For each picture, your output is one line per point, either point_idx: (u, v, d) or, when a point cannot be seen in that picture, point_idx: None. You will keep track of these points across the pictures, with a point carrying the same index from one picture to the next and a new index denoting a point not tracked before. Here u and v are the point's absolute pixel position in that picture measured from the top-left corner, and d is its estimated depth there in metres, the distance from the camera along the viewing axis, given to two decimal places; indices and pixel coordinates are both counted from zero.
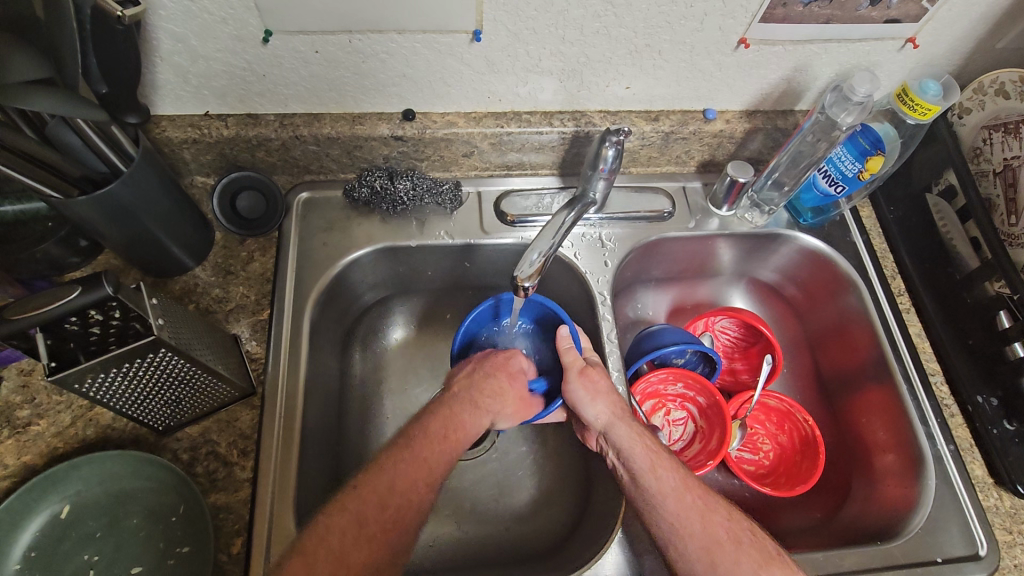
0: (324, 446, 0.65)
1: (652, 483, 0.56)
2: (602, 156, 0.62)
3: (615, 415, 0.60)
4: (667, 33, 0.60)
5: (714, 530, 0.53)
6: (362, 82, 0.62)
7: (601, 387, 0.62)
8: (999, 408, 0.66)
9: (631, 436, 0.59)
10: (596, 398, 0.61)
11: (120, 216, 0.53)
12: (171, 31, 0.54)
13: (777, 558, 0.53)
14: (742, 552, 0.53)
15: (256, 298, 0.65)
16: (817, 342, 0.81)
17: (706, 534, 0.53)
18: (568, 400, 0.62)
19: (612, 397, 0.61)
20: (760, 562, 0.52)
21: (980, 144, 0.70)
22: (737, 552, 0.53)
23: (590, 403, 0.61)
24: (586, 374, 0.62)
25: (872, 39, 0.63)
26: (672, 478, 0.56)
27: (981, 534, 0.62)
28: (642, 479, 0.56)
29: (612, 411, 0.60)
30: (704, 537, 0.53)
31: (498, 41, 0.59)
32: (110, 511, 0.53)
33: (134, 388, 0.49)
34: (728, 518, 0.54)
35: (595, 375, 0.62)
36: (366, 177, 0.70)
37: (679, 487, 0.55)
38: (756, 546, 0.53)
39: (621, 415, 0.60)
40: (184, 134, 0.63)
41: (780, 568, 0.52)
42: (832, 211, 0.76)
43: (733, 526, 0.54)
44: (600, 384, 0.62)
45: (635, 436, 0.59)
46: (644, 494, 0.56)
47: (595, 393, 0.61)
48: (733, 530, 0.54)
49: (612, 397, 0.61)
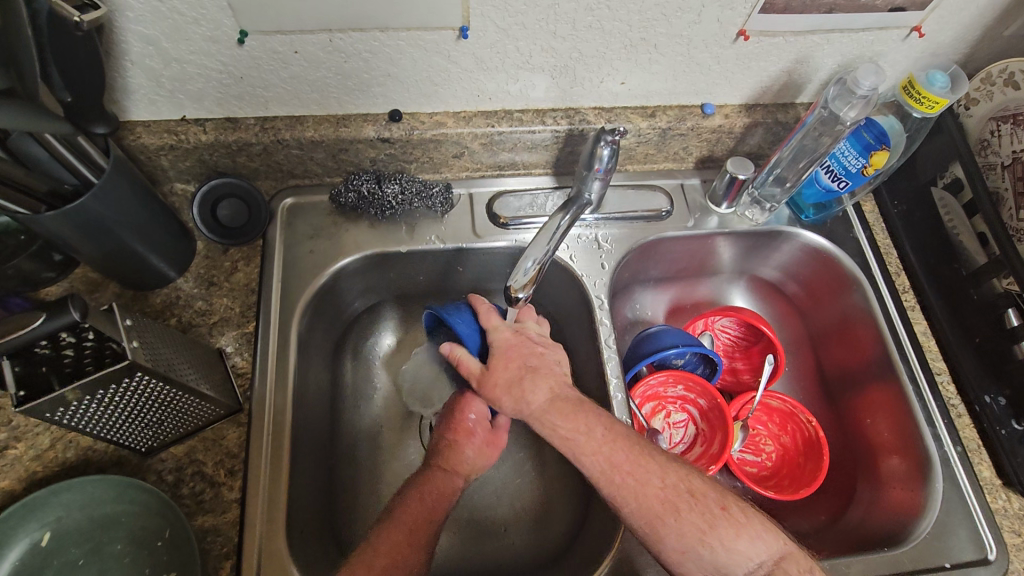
0: (316, 462, 0.63)
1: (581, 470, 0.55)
2: (598, 155, 0.60)
3: (525, 408, 0.58)
4: (663, 26, 0.57)
5: (651, 505, 0.51)
6: (345, 83, 0.60)
7: (506, 379, 0.60)
8: (1008, 408, 0.64)
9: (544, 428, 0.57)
10: (504, 393, 0.59)
11: (95, 232, 0.51)
12: (141, 33, 0.51)
13: (722, 515, 0.51)
14: (683, 523, 0.51)
15: (242, 310, 0.63)
16: (820, 340, 0.79)
17: (642, 509, 0.52)
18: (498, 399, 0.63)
19: (513, 393, 0.59)
20: (703, 527, 0.50)
21: (988, 136, 0.67)
22: (678, 523, 0.51)
23: (502, 398, 0.59)
24: (485, 381, 0.60)
25: (876, 28, 0.61)
26: (598, 462, 0.54)
27: (990, 537, 0.61)
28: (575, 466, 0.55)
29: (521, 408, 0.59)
30: (643, 512, 0.52)
31: (486, 38, 0.56)
32: (92, 538, 0.50)
33: (112, 413, 0.47)
34: (660, 487, 0.52)
35: (496, 369, 0.60)
36: (353, 182, 0.67)
37: (606, 469, 0.54)
38: (695, 511, 0.51)
39: (534, 409, 0.58)
40: (161, 140, 0.60)
41: (724, 526, 0.50)
42: (834, 207, 0.74)
43: (669, 497, 0.52)
44: (502, 377, 0.59)
45: (548, 429, 0.57)
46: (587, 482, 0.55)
47: (501, 385, 0.59)
48: (669, 498, 0.52)
49: (515, 392, 0.59)
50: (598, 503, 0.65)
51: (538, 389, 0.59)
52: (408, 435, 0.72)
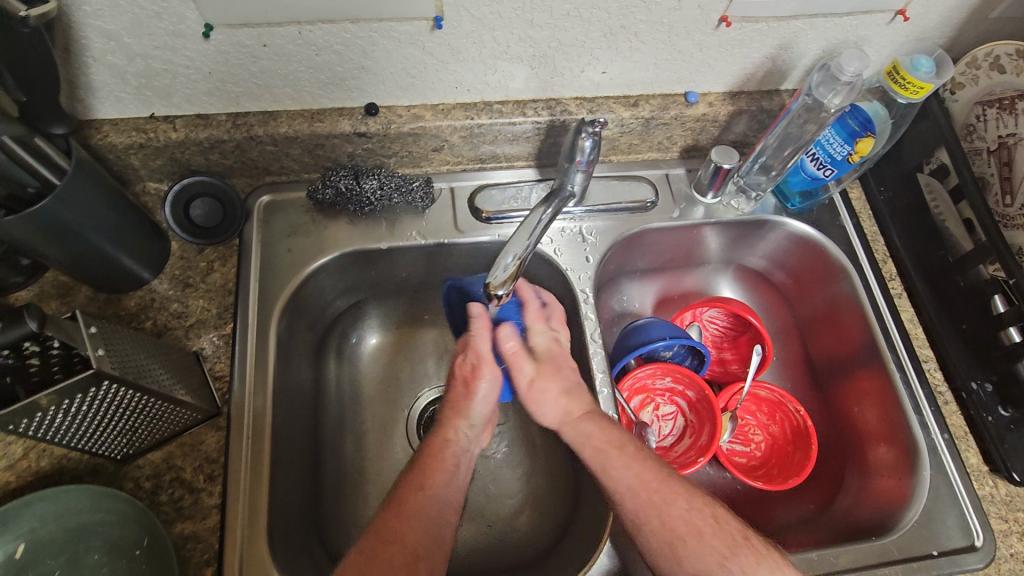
0: (300, 462, 0.62)
1: (608, 483, 0.56)
2: (579, 147, 0.58)
3: (565, 418, 0.61)
4: (642, 13, 0.56)
5: (674, 525, 0.52)
6: (319, 77, 0.58)
7: (553, 390, 0.62)
8: (994, 394, 0.64)
9: (580, 436, 0.58)
10: (548, 404, 0.62)
11: (60, 235, 0.49)
12: (101, 27, 0.49)
13: (745, 543, 0.51)
14: (704, 545, 0.51)
15: (219, 311, 0.61)
16: (808, 328, 0.79)
17: (665, 528, 0.52)
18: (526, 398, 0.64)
19: (559, 403, 0.61)
20: (724, 553, 0.51)
21: (973, 121, 0.67)
22: (699, 544, 0.51)
23: (545, 407, 0.62)
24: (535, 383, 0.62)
25: (861, 12, 0.60)
26: (627, 477, 0.55)
27: (977, 524, 0.61)
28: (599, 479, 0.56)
29: (561, 415, 0.61)
30: (665, 531, 0.52)
31: (462, 28, 0.55)
32: (69, 548, 0.49)
33: (80, 423, 0.46)
34: (686, 508, 0.53)
35: (547, 375, 0.62)
36: (330, 178, 0.65)
37: (634, 485, 0.55)
38: (718, 534, 0.52)
39: (571, 416, 0.60)
40: (129, 138, 0.58)
41: (747, 555, 0.51)
42: (821, 195, 0.73)
43: (694, 518, 0.52)
44: (551, 388, 0.62)
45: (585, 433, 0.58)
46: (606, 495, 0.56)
47: (542, 397, 0.62)
48: (693, 522, 0.52)
49: (562, 403, 0.61)
50: (587, 499, 0.64)
51: (583, 397, 0.61)
52: (394, 433, 0.71)
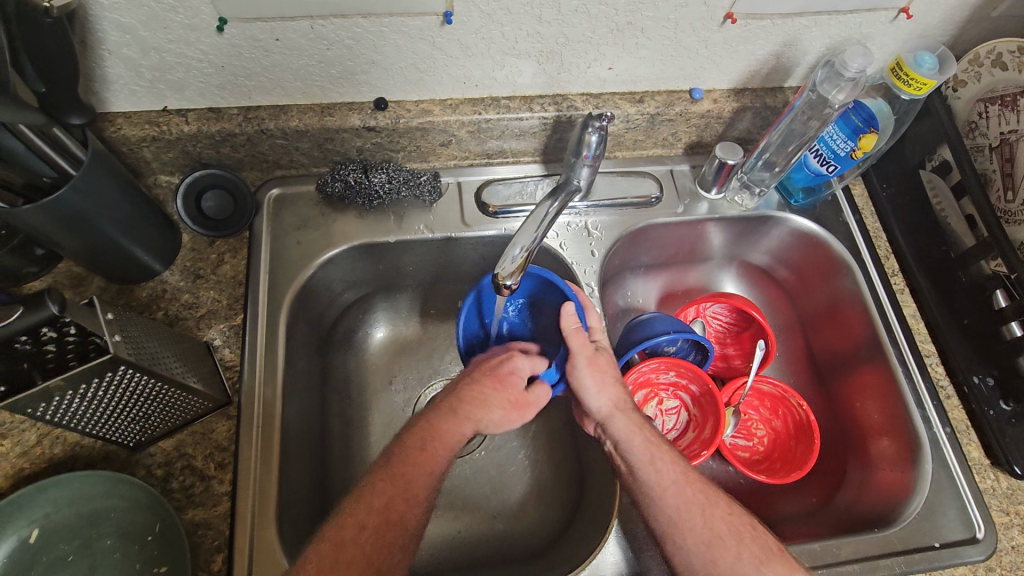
0: (308, 453, 0.63)
1: (652, 475, 0.54)
2: (586, 142, 0.59)
3: (617, 405, 0.58)
4: (649, 9, 0.57)
5: (715, 526, 0.52)
6: (329, 71, 0.59)
7: (611, 376, 0.59)
8: (995, 388, 0.65)
9: (628, 429, 0.57)
10: (603, 388, 0.59)
11: (75, 224, 0.50)
12: (117, 21, 0.50)
13: (780, 553, 0.51)
14: (744, 549, 0.51)
15: (229, 302, 0.62)
16: (810, 324, 0.79)
17: (706, 527, 0.52)
18: (570, 385, 0.59)
19: (616, 389, 0.59)
20: (762, 558, 0.50)
21: (976, 118, 0.67)
22: (739, 547, 0.51)
23: (595, 392, 0.58)
24: (596, 364, 0.58)
25: (864, 10, 0.60)
26: (671, 471, 0.55)
27: (978, 516, 0.61)
28: (640, 472, 0.55)
29: (612, 403, 0.58)
30: (704, 531, 0.51)
31: (471, 23, 0.55)
32: (82, 534, 0.50)
33: (95, 409, 0.47)
34: (728, 512, 0.53)
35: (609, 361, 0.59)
36: (339, 172, 0.66)
37: (680, 480, 0.54)
38: (757, 540, 0.51)
39: (622, 407, 0.58)
40: (142, 131, 0.59)
41: (783, 564, 0.50)
42: (823, 191, 0.74)
43: (735, 524, 0.52)
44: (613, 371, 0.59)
45: (633, 427, 0.57)
46: (642, 488, 0.54)
47: (596, 380, 0.58)
48: (734, 525, 0.52)
49: (619, 389, 0.59)
50: (592, 490, 0.65)
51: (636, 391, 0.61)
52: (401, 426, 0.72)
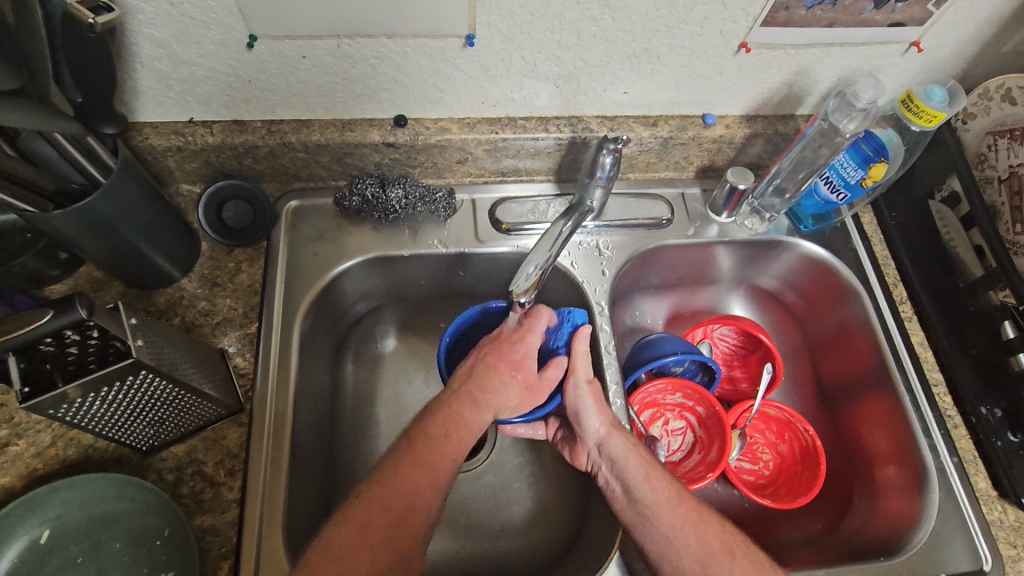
0: (316, 461, 0.63)
1: (647, 493, 0.55)
2: (600, 164, 0.60)
3: (613, 425, 0.59)
4: (666, 37, 0.58)
5: (710, 545, 0.52)
6: (352, 88, 0.60)
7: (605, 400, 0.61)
8: (1003, 420, 0.65)
9: (626, 446, 0.57)
10: (599, 407, 0.59)
11: (100, 229, 0.51)
12: (152, 35, 0.52)
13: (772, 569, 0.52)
14: (736, 566, 0.51)
15: (244, 311, 0.63)
16: (818, 349, 0.80)
17: (700, 546, 0.52)
18: (568, 407, 0.60)
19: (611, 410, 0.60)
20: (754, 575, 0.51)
21: (985, 151, 0.68)
22: (731, 565, 0.51)
23: (591, 411, 0.59)
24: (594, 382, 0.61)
25: (875, 43, 0.62)
26: (666, 490, 0.55)
27: (985, 547, 0.61)
28: (636, 489, 0.55)
29: (609, 421, 0.59)
30: (698, 550, 0.52)
31: (492, 46, 0.57)
32: (92, 536, 0.50)
33: (114, 412, 0.47)
34: (722, 529, 0.53)
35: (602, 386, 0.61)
36: (356, 185, 0.67)
37: (673, 498, 0.54)
38: (751, 559, 0.52)
39: (618, 426, 0.59)
40: (168, 141, 0.61)
41: None
42: (833, 218, 0.75)
43: (727, 538, 0.53)
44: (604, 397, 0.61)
45: (630, 446, 0.58)
46: (637, 507, 0.54)
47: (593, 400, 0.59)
48: (728, 542, 0.52)
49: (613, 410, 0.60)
50: (596, 510, 0.65)
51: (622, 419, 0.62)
52: None
